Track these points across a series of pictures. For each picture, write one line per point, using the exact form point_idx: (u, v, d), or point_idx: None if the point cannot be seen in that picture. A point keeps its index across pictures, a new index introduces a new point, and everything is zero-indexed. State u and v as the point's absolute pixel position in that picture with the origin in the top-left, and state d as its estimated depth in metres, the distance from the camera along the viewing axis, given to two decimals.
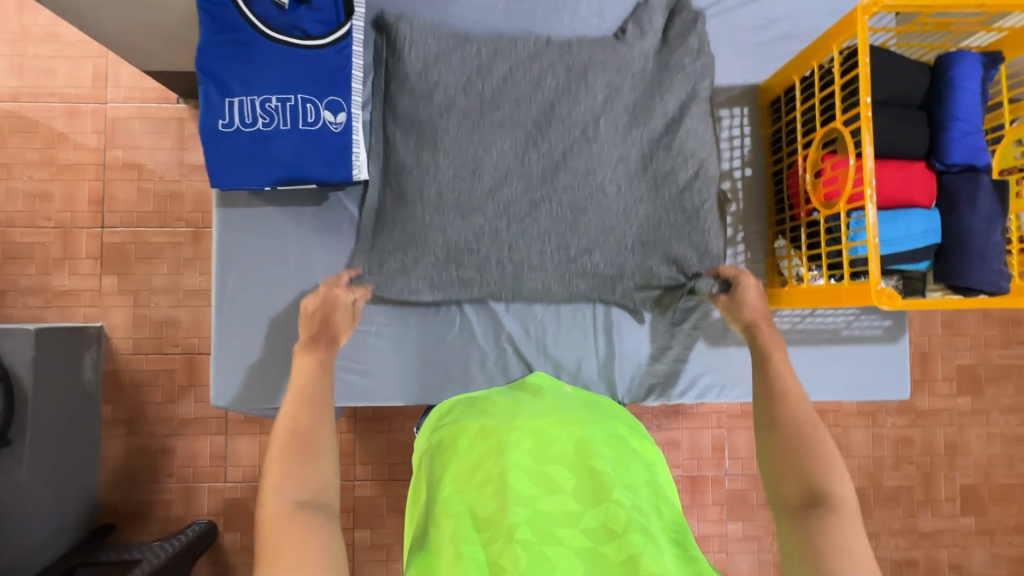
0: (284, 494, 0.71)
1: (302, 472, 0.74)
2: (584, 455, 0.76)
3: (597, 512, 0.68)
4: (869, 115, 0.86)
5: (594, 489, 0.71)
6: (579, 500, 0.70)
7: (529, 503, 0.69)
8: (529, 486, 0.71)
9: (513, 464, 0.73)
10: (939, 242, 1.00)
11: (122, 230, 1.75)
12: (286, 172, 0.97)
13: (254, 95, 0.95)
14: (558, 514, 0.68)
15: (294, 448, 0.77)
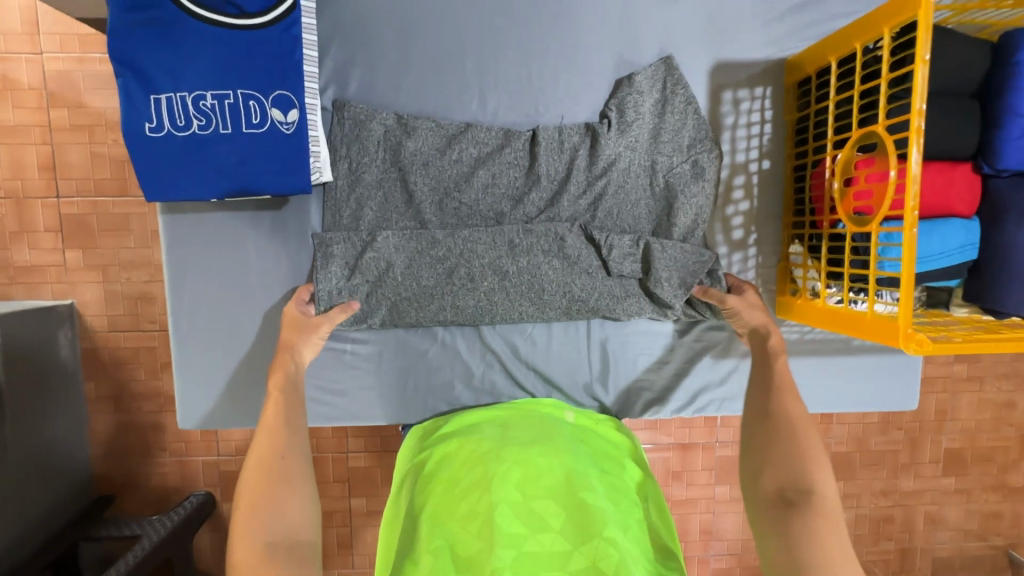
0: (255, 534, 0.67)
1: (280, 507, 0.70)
2: (575, 487, 0.76)
3: (587, 551, 0.68)
4: (920, 125, 0.72)
5: (583, 525, 0.71)
6: (568, 536, 0.70)
7: (514, 543, 0.68)
8: (516, 524, 0.70)
9: (500, 499, 0.72)
10: (975, 257, 0.89)
11: (80, 201, 1.59)
12: (234, 184, 0.83)
13: (184, 91, 0.79)
14: (546, 553, 0.68)
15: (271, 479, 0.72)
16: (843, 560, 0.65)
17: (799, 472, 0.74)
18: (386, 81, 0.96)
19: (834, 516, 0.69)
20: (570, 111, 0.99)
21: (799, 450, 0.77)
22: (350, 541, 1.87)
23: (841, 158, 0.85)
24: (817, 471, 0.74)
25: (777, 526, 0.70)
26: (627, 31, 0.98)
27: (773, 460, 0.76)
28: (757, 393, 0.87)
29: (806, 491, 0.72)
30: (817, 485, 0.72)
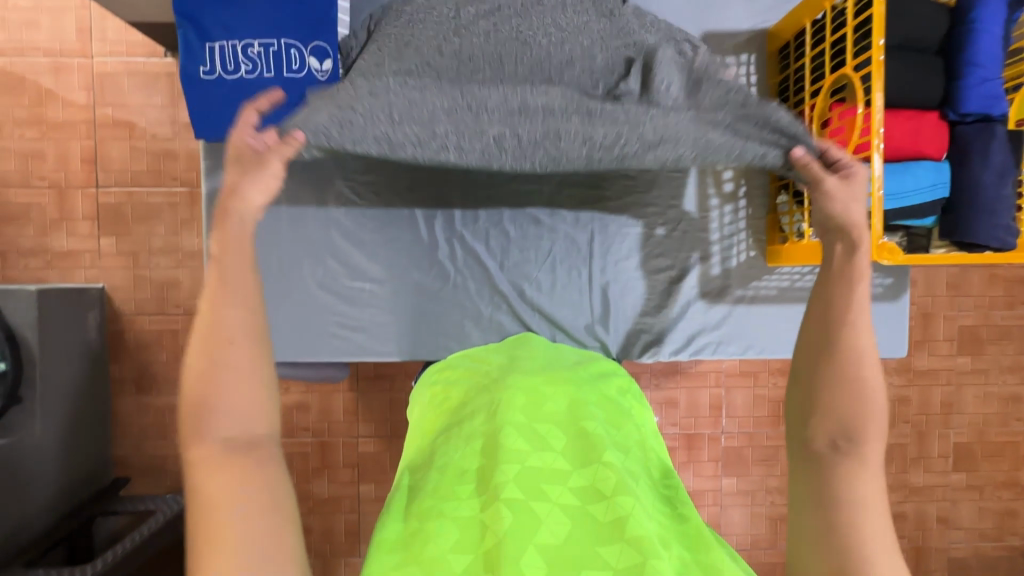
0: (213, 454, 0.50)
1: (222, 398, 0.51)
2: (578, 419, 0.75)
3: (586, 472, 0.65)
4: (881, 59, 0.81)
5: (585, 450, 0.69)
6: (569, 459, 0.68)
7: (517, 458, 0.65)
8: (519, 442, 0.68)
9: (504, 420, 0.71)
10: (947, 196, 0.97)
11: (117, 190, 1.72)
12: (274, 123, 0.95)
13: (235, 40, 0.91)
14: (547, 471, 0.65)
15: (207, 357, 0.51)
16: (880, 532, 0.53)
17: (866, 419, 0.57)
18: None
19: (878, 480, 0.55)
20: None
21: (873, 385, 0.58)
22: (358, 527, 1.89)
23: (817, 105, 0.95)
24: (881, 421, 0.57)
25: (815, 474, 0.57)
26: None
27: (823, 405, 0.58)
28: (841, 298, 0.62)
29: (862, 441, 0.56)
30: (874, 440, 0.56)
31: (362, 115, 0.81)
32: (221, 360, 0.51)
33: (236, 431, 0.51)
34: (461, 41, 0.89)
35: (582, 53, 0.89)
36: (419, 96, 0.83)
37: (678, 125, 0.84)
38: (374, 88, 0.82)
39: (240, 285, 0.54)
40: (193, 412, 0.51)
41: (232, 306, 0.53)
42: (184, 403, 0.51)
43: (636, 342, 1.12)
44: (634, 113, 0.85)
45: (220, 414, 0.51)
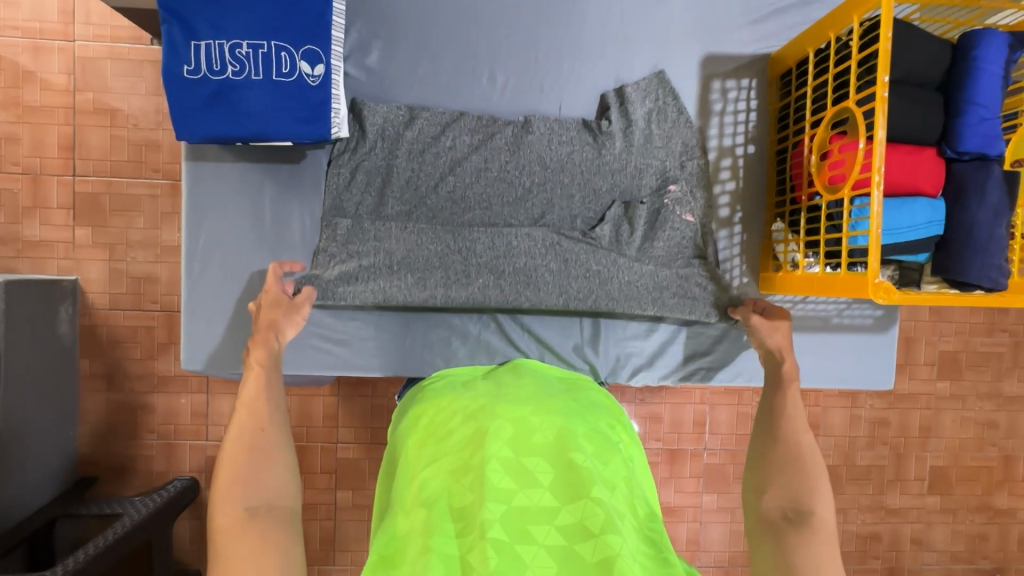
0: (237, 508, 0.69)
1: (255, 472, 0.72)
2: (565, 449, 0.74)
3: (574, 509, 0.67)
4: (885, 95, 0.80)
5: (573, 484, 0.70)
6: (558, 495, 0.69)
7: (504, 498, 0.67)
8: (507, 480, 0.69)
9: (491, 454, 0.71)
10: (941, 233, 0.96)
11: (95, 180, 1.65)
12: (258, 128, 0.89)
13: (223, 40, 0.86)
14: (535, 510, 0.67)
15: (247, 440, 0.75)
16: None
17: (801, 491, 0.76)
18: (405, 55, 1.05)
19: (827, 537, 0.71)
20: (567, 104, 1.07)
21: (801, 464, 0.79)
22: (333, 534, 1.85)
23: (817, 136, 0.94)
24: (817, 493, 0.75)
25: (775, 542, 0.72)
26: (624, 22, 1.07)
27: (774, 481, 0.78)
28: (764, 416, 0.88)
29: (802, 509, 0.74)
30: (816, 508, 0.74)
31: (370, 271, 1.01)
32: (261, 451, 0.74)
33: (254, 499, 0.70)
34: (453, 182, 1.02)
35: (563, 199, 1.04)
36: (416, 247, 1.02)
37: (636, 272, 1.04)
38: (380, 238, 1.02)
39: (269, 392, 0.82)
40: (228, 483, 0.70)
41: (275, 410, 0.80)
42: (230, 480, 0.71)
43: (625, 367, 1.10)
44: (601, 264, 1.03)
45: (245, 485, 0.70)
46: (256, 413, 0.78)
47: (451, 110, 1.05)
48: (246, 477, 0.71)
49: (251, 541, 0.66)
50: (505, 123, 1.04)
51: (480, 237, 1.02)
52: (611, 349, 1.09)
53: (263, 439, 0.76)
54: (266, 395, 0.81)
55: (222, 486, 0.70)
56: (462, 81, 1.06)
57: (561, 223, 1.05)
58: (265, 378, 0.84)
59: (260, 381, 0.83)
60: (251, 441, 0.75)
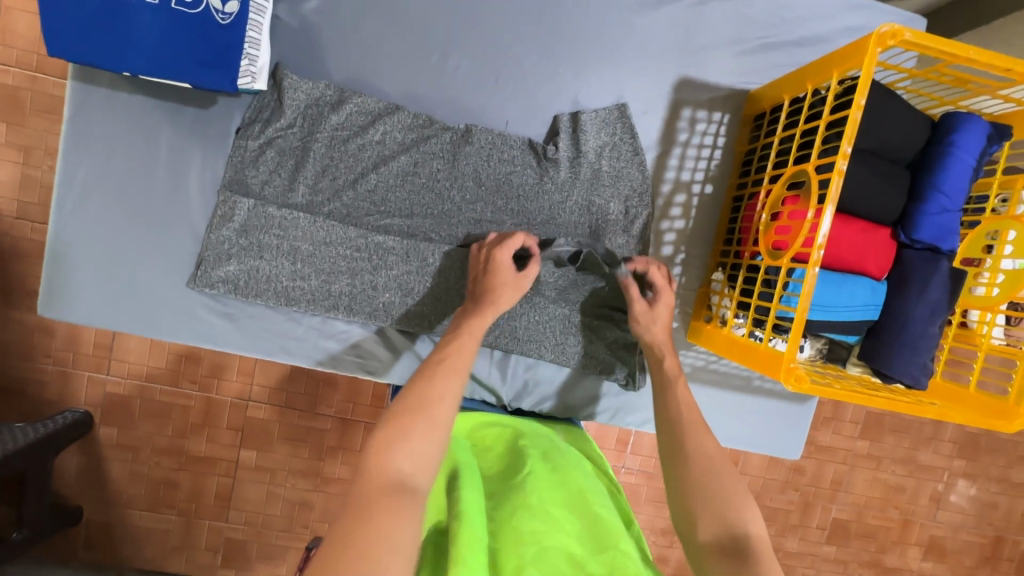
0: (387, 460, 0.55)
1: (413, 434, 0.58)
2: (585, 499, 0.67)
3: (603, 560, 0.57)
4: (842, 167, 0.72)
5: (599, 533, 0.61)
6: (587, 540, 0.60)
7: (535, 539, 0.58)
8: (533, 521, 0.61)
9: (518, 498, 0.64)
10: (876, 318, 0.92)
11: (17, 72, 1.37)
12: (153, 63, 0.77)
13: None
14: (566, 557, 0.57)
15: (418, 392, 0.63)
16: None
17: (729, 509, 0.66)
18: (350, 9, 0.92)
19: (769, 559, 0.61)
20: (516, 121, 0.98)
21: (721, 485, 0.68)
22: (230, 492, 1.61)
23: (772, 193, 0.86)
24: (746, 509, 0.65)
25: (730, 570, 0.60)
26: (607, 21, 0.97)
27: (703, 504, 0.67)
28: (666, 430, 0.78)
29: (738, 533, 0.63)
30: (748, 526, 0.64)
31: (270, 263, 0.94)
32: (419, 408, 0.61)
33: (405, 462, 0.56)
34: (376, 181, 0.95)
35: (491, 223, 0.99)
36: (322, 245, 0.95)
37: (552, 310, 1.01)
38: (284, 228, 0.93)
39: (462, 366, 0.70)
40: (387, 432, 0.58)
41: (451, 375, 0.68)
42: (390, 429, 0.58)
43: (531, 393, 1.03)
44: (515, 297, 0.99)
45: (406, 446, 0.57)
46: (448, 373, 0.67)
47: (386, 99, 0.95)
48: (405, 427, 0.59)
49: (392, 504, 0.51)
50: (444, 128, 0.95)
51: (395, 247, 0.97)
52: (518, 375, 1.03)
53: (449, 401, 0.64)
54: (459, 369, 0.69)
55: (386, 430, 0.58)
56: (405, 68, 0.94)
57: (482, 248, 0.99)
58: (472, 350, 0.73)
59: (460, 348, 0.73)
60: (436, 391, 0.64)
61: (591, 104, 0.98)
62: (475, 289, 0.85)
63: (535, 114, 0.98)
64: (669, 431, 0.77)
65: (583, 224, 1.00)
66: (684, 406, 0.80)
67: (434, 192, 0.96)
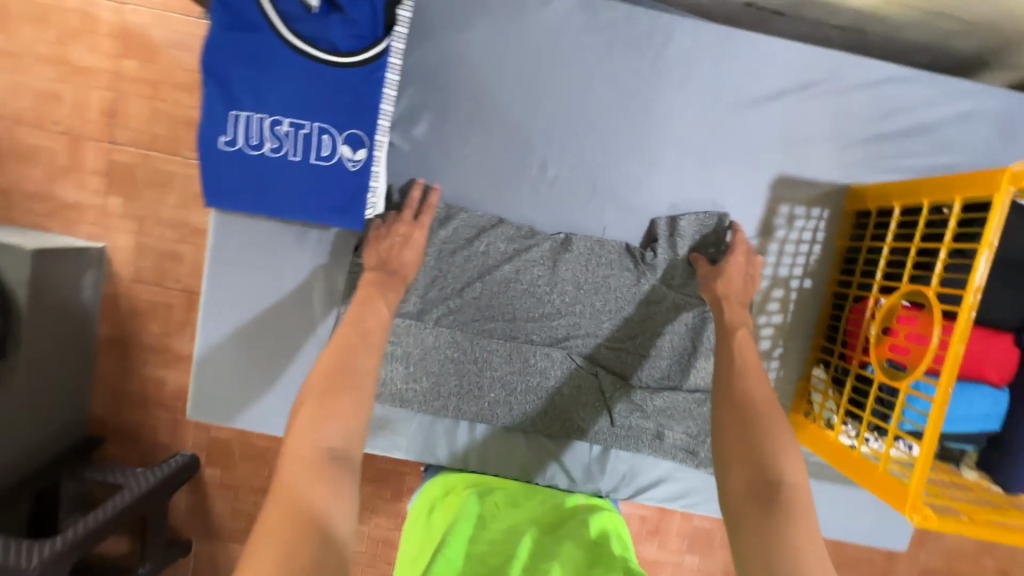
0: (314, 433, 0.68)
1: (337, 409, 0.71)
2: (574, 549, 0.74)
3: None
4: (973, 302, 0.71)
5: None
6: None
7: None
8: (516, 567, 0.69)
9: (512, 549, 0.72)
10: (997, 428, 0.88)
11: (133, 151, 1.51)
12: (292, 209, 0.85)
13: (264, 115, 0.81)
14: None
15: (340, 370, 0.76)
16: (817, 564, 0.59)
17: (768, 459, 0.71)
18: (455, 128, 0.97)
19: (805, 513, 0.65)
20: (613, 225, 1.01)
21: (771, 442, 0.72)
22: None
23: (885, 307, 0.85)
24: (786, 461, 0.70)
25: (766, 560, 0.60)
26: (702, 122, 0.98)
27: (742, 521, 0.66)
28: (722, 372, 0.84)
29: (776, 481, 0.68)
30: (786, 476, 0.68)
31: (386, 367, 1.01)
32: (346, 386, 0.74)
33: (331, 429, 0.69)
34: (480, 289, 1.00)
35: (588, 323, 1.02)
36: (432, 349, 1.01)
37: (650, 408, 1.03)
38: (397, 336, 1.00)
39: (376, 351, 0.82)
40: (317, 405, 0.71)
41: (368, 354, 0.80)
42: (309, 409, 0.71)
43: (625, 487, 1.06)
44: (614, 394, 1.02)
45: (331, 423, 0.69)
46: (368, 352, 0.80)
47: (490, 213, 1.00)
48: (324, 396, 0.72)
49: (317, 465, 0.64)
50: (544, 237, 1.00)
51: (499, 349, 1.01)
52: (615, 470, 1.05)
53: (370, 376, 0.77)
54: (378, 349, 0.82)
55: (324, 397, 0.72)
56: (504, 181, 0.99)
57: (581, 347, 1.02)
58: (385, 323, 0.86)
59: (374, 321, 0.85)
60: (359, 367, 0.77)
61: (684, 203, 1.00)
62: (380, 258, 0.92)
63: (629, 216, 1.01)
64: (727, 377, 0.82)
65: (683, 322, 1.02)
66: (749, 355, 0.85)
67: (534, 294, 1.01)
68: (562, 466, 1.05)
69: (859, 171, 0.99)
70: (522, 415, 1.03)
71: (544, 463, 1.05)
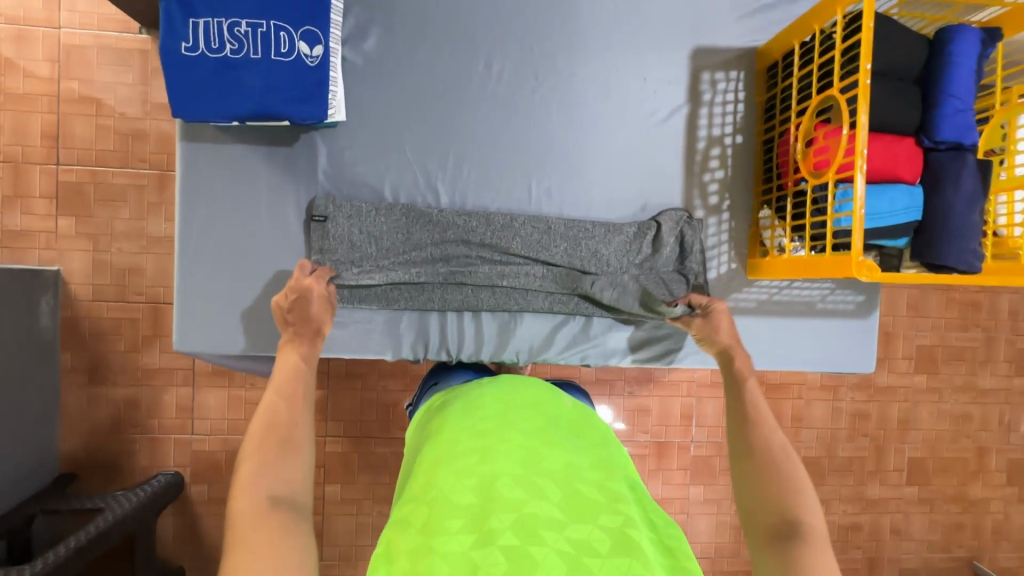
0: (259, 492, 0.67)
1: (276, 467, 0.70)
2: (574, 475, 0.69)
3: (584, 529, 0.62)
4: (867, 82, 0.85)
5: (582, 504, 0.65)
6: (566, 512, 0.64)
7: (514, 506, 0.62)
8: (517, 490, 0.64)
9: (503, 470, 0.67)
10: (919, 219, 1.00)
11: (79, 169, 1.49)
12: (257, 108, 0.90)
13: (222, 18, 0.87)
14: (544, 517, 0.62)
15: (274, 428, 0.75)
16: None
17: (788, 500, 0.74)
18: (403, 41, 1.06)
19: (823, 547, 0.68)
20: (560, 108, 1.11)
21: (791, 488, 0.75)
22: (321, 529, 1.67)
23: (803, 123, 0.98)
24: (803, 500, 0.73)
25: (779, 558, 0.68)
26: (620, 11, 1.10)
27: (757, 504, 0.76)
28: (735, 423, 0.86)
29: (795, 521, 0.71)
30: (803, 516, 0.72)
31: (369, 267, 1.06)
32: (292, 445, 0.74)
33: (269, 482, 0.68)
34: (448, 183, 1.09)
35: (552, 204, 1.11)
36: (411, 243, 1.07)
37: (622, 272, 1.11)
38: (375, 235, 1.06)
39: (301, 393, 0.82)
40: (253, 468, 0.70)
41: (298, 407, 0.79)
42: (255, 468, 0.70)
43: (609, 353, 1.13)
44: (587, 262, 1.10)
45: (270, 478, 0.69)
46: (291, 405, 0.78)
47: (446, 111, 1.08)
48: (250, 454, 0.72)
49: (270, 523, 0.64)
50: (500, 126, 1.09)
51: (474, 235, 1.08)
52: (598, 336, 1.12)
53: (295, 427, 0.76)
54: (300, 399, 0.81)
55: (264, 456, 0.71)
56: (454, 79, 1.08)
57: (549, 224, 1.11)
58: (302, 375, 0.85)
59: (287, 377, 0.84)
60: (280, 422, 0.76)
61: (619, 81, 1.11)
62: (290, 318, 0.94)
63: (573, 99, 1.11)
64: None
65: (635, 186, 1.13)
66: (762, 404, 0.87)
67: (497, 178, 1.10)
68: (548, 339, 1.12)
69: (763, 33, 1.13)
70: (506, 295, 1.09)
71: (532, 340, 1.11)
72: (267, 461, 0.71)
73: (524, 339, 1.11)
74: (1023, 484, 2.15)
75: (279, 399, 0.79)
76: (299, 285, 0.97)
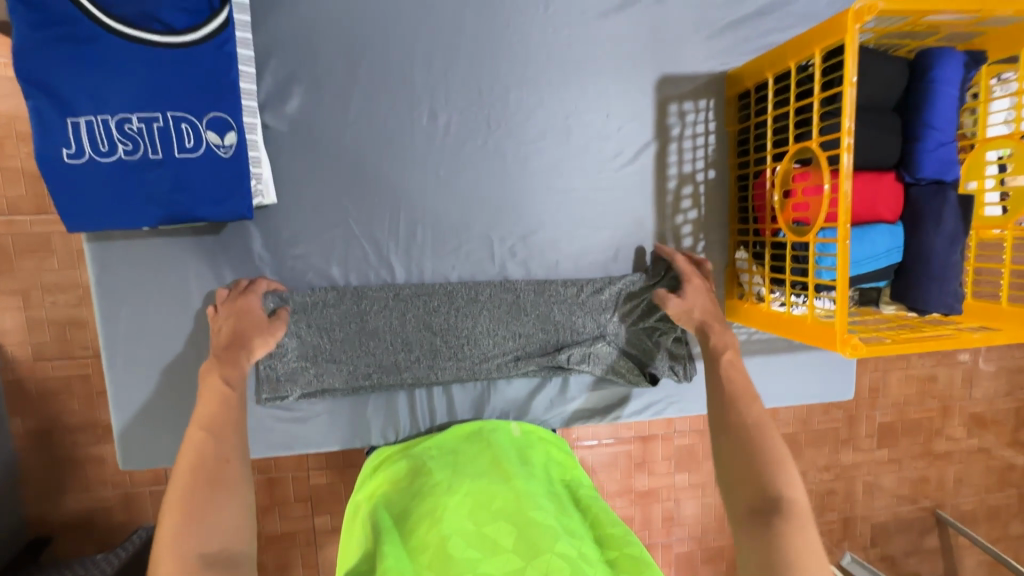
0: (189, 551, 0.61)
1: (208, 516, 0.65)
2: (523, 508, 0.73)
3: (537, 565, 0.63)
4: (850, 142, 0.77)
5: (533, 539, 0.67)
6: (520, 554, 0.65)
7: (468, 568, 0.64)
8: (469, 551, 0.67)
9: (451, 530, 0.70)
10: (899, 260, 0.96)
11: None
12: (167, 214, 0.79)
13: (107, 114, 0.73)
14: (501, 575, 0.63)
15: (209, 468, 0.70)
16: (814, 575, 0.62)
17: (768, 473, 0.73)
18: (333, 99, 0.93)
19: (803, 521, 0.67)
20: (517, 156, 1.00)
21: (772, 461, 0.75)
22: (317, 560, 1.48)
23: (780, 172, 0.90)
24: (781, 474, 0.73)
25: (759, 536, 0.67)
26: (573, 38, 0.98)
27: (742, 476, 0.75)
28: (717, 401, 0.86)
29: (778, 498, 0.70)
30: (785, 491, 0.71)
31: (324, 356, 0.97)
32: (224, 486, 0.69)
33: (204, 538, 0.63)
34: (400, 251, 0.99)
35: (516, 264, 1.03)
36: (367, 324, 0.98)
37: (598, 323, 1.04)
38: (325, 320, 0.96)
39: (230, 421, 0.77)
40: (186, 515, 0.65)
41: (231, 441, 0.75)
42: (180, 526, 0.63)
43: (583, 415, 1.10)
44: (559, 324, 1.03)
45: (202, 533, 0.63)
46: (221, 442, 0.74)
47: (389, 174, 0.97)
48: (174, 502, 0.66)
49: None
50: (453, 183, 0.99)
51: (435, 307, 0.99)
52: (573, 399, 1.09)
53: (231, 464, 0.72)
54: (230, 429, 0.76)
55: (194, 499, 0.66)
56: (393, 132, 0.95)
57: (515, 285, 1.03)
58: (236, 404, 0.80)
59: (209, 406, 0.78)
60: (212, 461, 0.71)
61: (578, 120, 1.00)
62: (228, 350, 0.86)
63: (529, 144, 1.00)
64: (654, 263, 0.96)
65: (603, 235, 1.05)
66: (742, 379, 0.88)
67: (455, 241, 1.00)
68: (522, 406, 1.07)
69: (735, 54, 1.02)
70: (474, 367, 1.02)
71: (506, 408, 1.07)
72: (199, 506, 0.66)
73: (498, 408, 1.07)
74: (981, 436, 2.17)
75: (209, 434, 0.74)
76: (243, 304, 0.88)
